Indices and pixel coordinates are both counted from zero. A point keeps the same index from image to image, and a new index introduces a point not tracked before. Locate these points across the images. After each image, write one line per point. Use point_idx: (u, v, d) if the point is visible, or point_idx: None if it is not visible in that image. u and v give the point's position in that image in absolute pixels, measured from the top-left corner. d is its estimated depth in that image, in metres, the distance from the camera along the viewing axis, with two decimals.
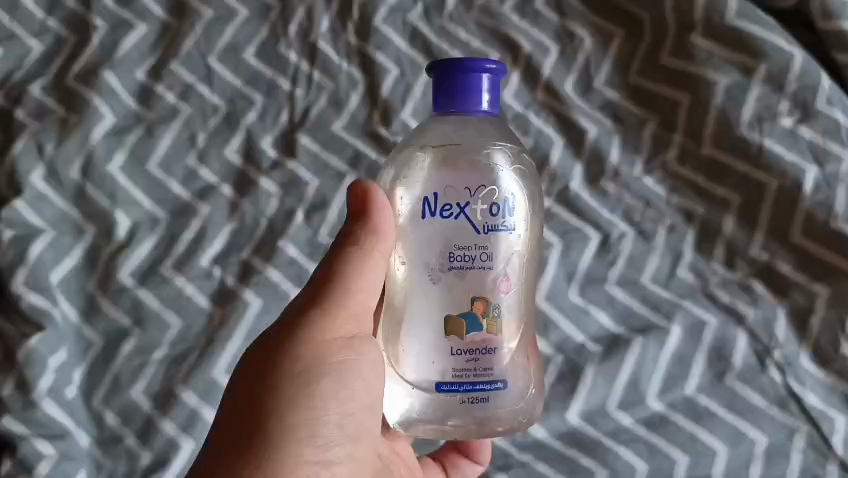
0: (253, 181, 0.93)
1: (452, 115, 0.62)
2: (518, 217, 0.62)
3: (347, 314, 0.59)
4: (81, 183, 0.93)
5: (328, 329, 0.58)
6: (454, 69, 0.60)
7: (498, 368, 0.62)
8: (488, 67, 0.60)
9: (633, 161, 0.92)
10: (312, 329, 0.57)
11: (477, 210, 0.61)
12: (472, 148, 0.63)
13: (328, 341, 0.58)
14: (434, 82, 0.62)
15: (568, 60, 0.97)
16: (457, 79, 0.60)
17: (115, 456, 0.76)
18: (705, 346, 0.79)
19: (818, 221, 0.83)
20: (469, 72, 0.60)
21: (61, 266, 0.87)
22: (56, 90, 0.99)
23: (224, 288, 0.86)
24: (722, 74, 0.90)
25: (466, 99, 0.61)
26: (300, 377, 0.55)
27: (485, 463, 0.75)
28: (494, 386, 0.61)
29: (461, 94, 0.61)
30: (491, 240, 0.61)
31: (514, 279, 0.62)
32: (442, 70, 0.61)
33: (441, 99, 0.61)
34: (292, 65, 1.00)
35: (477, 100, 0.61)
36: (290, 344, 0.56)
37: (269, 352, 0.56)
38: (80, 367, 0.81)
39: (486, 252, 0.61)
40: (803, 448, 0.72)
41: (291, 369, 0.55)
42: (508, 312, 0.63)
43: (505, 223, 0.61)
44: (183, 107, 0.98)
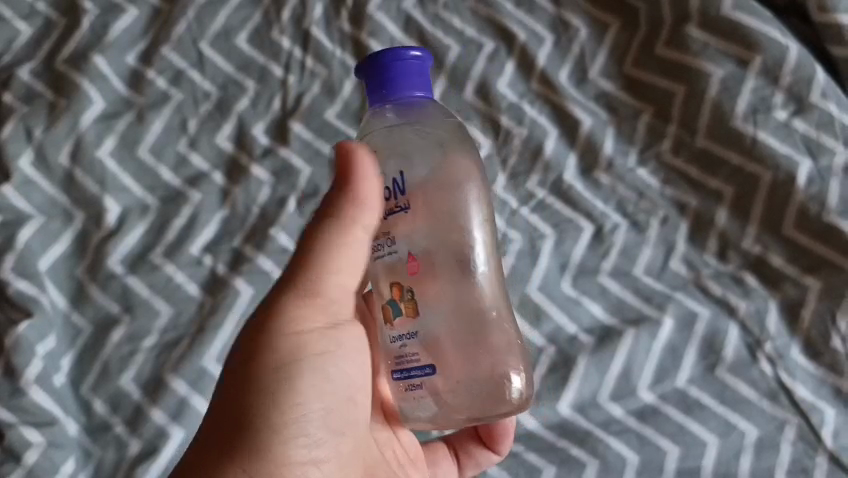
0: (244, 168, 0.92)
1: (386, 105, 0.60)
2: (415, 193, 0.60)
3: (325, 306, 0.58)
4: (70, 169, 0.92)
5: (302, 325, 0.56)
6: (379, 60, 0.59)
7: (427, 353, 0.60)
8: (413, 53, 0.60)
9: (627, 152, 0.91)
10: (285, 325, 0.56)
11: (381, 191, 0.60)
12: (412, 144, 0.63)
13: (305, 332, 0.57)
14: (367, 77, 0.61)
15: (563, 51, 0.97)
16: (389, 69, 0.59)
17: (103, 444, 0.75)
18: (697, 337, 0.79)
19: (812, 214, 0.83)
20: (404, 63, 0.60)
21: (50, 253, 0.86)
22: (45, 74, 0.98)
23: (214, 276, 0.85)
24: (717, 66, 0.91)
25: (400, 87, 0.60)
26: (277, 370, 0.55)
27: (501, 453, 0.74)
28: (424, 372, 0.60)
29: (392, 84, 0.59)
30: (393, 224, 0.60)
31: (426, 259, 0.60)
32: (364, 67, 0.60)
33: (371, 96, 0.60)
34: (285, 52, 0.99)
35: (406, 87, 0.60)
36: (266, 337, 0.55)
37: (249, 343, 0.56)
38: (69, 354, 0.81)
39: (390, 237, 0.60)
40: (792, 440, 0.72)
41: (269, 363, 0.55)
42: (429, 294, 0.60)
43: (400, 205, 0.59)
44: (174, 93, 0.97)
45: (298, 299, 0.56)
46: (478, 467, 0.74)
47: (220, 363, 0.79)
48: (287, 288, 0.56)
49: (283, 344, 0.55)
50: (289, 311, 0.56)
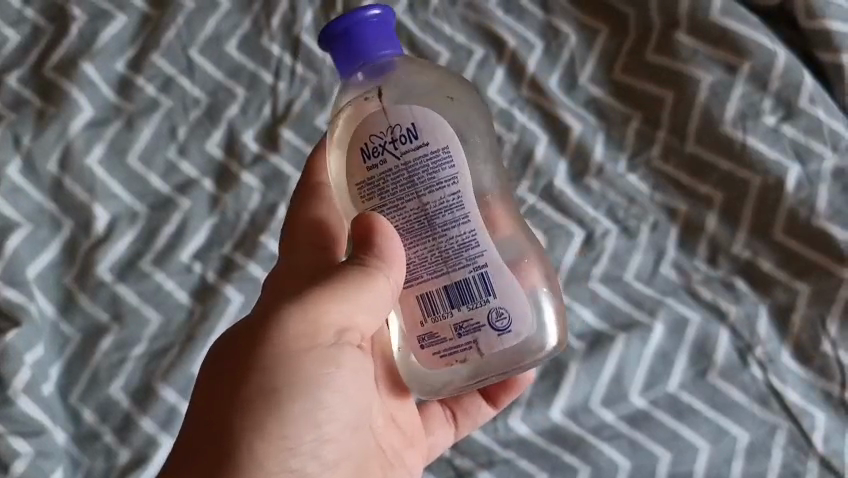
0: (235, 176, 0.92)
1: (358, 75, 0.62)
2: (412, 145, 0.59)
3: (332, 325, 0.57)
4: (59, 176, 0.91)
5: (294, 349, 0.56)
6: (344, 26, 0.60)
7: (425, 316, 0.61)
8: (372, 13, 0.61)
9: (617, 157, 0.92)
10: (271, 349, 0.55)
11: (386, 145, 0.59)
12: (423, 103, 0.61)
13: (304, 354, 0.56)
14: (331, 52, 0.62)
15: (553, 57, 0.97)
16: (351, 37, 0.61)
17: (92, 453, 0.75)
18: (688, 342, 0.79)
19: (801, 219, 0.83)
20: (358, 28, 0.60)
21: (38, 261, 0.86)
22: (33, 81, 0.98)
23: (204, 283, 0.84)
24: (706, 72, 0.91)
25: (366, 52, 0.61)
26: (272, 395, 0.55)
27: (497, 408, 0.76)
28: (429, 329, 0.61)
29: (365, 42, 0.61)
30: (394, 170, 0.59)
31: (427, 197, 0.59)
32: (333, 35, 0.61)
33: (344, 63, 0.61)
34: (275, 58, 0.99)
35: (378, 47, 0.61)
36: (262, 357, 0.55)
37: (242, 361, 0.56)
38: (57, 363, 0.80)
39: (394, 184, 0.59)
40: (783, 445, 0.73)
41: (264, 386, 0.55)
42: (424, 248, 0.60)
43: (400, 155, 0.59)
44: (164, 100, 0.97)
45: (309, 317, 0.56)
46: (474, 424, 0.76)
47: None
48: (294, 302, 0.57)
49: (263, 366, 0.55)
50: (283, 333, 0.56)
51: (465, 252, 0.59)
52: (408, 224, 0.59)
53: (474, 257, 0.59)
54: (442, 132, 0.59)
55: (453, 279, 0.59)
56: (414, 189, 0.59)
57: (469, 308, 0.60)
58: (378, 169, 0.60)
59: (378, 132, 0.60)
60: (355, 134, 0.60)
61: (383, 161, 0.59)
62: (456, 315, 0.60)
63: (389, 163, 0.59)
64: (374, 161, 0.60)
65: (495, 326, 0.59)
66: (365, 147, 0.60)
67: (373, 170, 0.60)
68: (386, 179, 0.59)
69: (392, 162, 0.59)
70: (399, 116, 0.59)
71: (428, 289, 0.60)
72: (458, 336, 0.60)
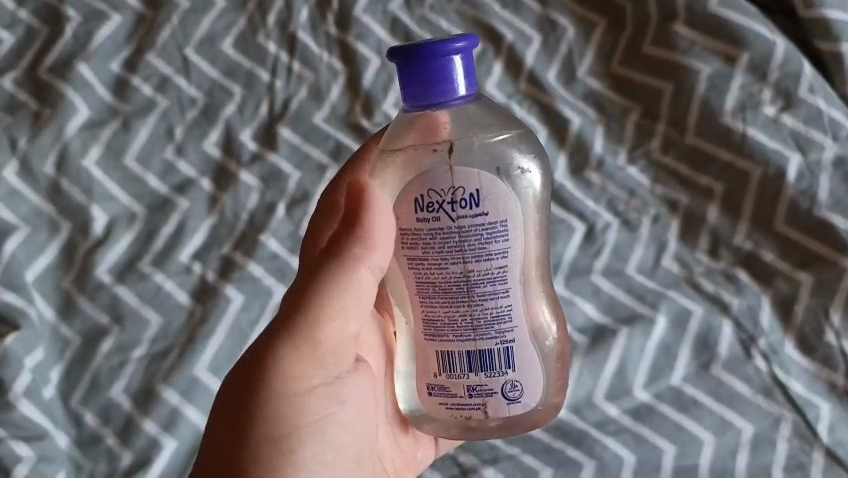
0: (233, 175, 0.91)
1: (427, 113, 0.55)
2: (465, 208, 0.54)
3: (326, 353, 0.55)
4: (56, 178, 0.90)
5: (290, 392, 0.53)
6: (424, 55, 0.53)
7: (445, 375, 0.57)
8: (458, 47, 0.54)
9: (616, 151, 0.91)
10: (270, 392, 0.53)
11: (437, 200, 0.54)
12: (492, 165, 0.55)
13: (302, 391, 0.54)
14: (401, 73, 0.54)
15: (551, 50, 0.97)
16: (430, 67, 0.54)
17: (94, 457, 0.74)
18: (691, 334, 0.79)
19: (802, 209, 0.83)
20: (440, 60, 0.54)
21: (36, 264, 0.85)
22: (28, 84, 0.97)
23: (204, 283, 0.84)
24: (704, 63, 0.91)
25: (440, 89, 0.54)
26: (280, 438, 0.53)
27: None
28: (440, 386, 0.58)
29: (438, 77, 0.54)
30: (443, 228, 0.54)
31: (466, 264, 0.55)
32: (407, 58, 0.54)
33: (411, 91, 0.55)
34: (272, 56, 0.98)
35: (452, 87, 0.54)
36: (265, 397, 0.53)
37: (244, 403, 0.53)
38: (57, 367, 0.79)
39: (433, 241, 0.55)
40: (788, 436, 0.72)
41: (271, 431, 0.53)
42: (457, 318, 0.56)
43: (448, 214, 0.54)
44: (160, 100, 0.96)
45: (300, 355, 0.54)
46: None
47: (211, 372, 0.78)
48: (288, 332, 0.53)
49: (263, 411, 0.53)
50: (276, 377, 0.53)
51: (499, 321, 0.56)
52: (445, 285, 0.55)
53: (504, 330, 0.56)
54: (504, 204, 0.54)
55: (480, 346, 0.56)
56: (459, 250, 0.54)
57: (488, 376, 0.56)
58: (427, 224, 0.55)
59: (438, 189, 0.54)
60: (411, 182, 0.55)
61: (436, 219, 0.54)
62: (471, 378, 0.56)
63: (442, 222, 0.54)
64: (426, 216, 0.55)
65: (506, 395, 0.57)
66: (419, 199, 0.55)
67: (422, 223, 0.55)
68: (433, 236, 0.55)
69: (444, 222, 0.54)
70: (464, 179, 0.54)
71: (451, 348, 0.57)
72: (468, 396, 0.57)
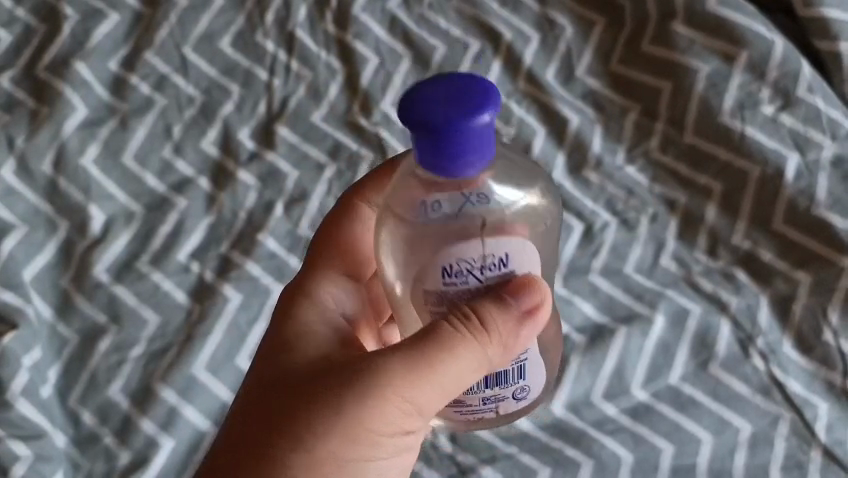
0: (231, 174, 0.91)
1: (447, 163, 0.47)
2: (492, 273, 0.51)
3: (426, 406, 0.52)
4: (53, 177, 0.90)
5: (353, 431, 0.51)
6: (442, 97, 0.47)
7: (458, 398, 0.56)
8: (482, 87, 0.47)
9: (615, 150, 0.91)
10: (325, 428, 0.51)
11: (467, 268, 0.51)
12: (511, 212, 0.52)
13: (384, 433, 0.52)
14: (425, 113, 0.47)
15: (550, 49, 0.97)
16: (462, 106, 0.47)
17: (92, 456, 0.74)
18: (689, 334, 0.79)
19: (800, 208, 0.83)
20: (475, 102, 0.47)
21: (34, 263, 0.85)
22: (26, 82, 0.97)
23: (202, 283, 0.84)
24: (703, 62, 0.91)
25: (462, 129, 0.46)
26: (337, 465, 0.51)
27: None
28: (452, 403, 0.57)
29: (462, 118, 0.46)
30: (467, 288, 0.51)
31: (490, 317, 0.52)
32: (423, 102, 0.47)
33: (426, 141, 0.47)
34: (270, 55, 0.98)
35: (477, 128, 0.47)
36: (349, 428, 0.51)
37: (322, 420, 0.51)
38: (55, 366, 0.79)
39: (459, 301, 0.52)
40: (786, 435, 0.72)
41: (336, 456, 0.51)
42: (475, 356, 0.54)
43: (475, 278, 0.51)
44: (158, 98, 0.96)
45: (403, 400, 0.51)
46: None
47: (209, 371, 0.78)
48: (408, 374, 0.51)
49: (314, 445, 0.51)
50: (369, 412, 0.51)
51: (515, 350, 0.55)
52: None
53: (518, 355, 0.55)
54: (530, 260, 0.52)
55: (495, 371, 0.54)
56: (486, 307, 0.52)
57: (501, 390, 0.56)
58: (456, 289, 0.51)
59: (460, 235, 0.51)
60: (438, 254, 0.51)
61: (465, 282, 0.51)
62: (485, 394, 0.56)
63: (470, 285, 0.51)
64: (454, 281, 0.51)
65: (515, 399, 0.57)
66: (447, 267, 0.51)
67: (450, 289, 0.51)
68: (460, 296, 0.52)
69: (471, 287, 0.51)
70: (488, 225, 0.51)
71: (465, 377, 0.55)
72: (480, 406, 0.57)
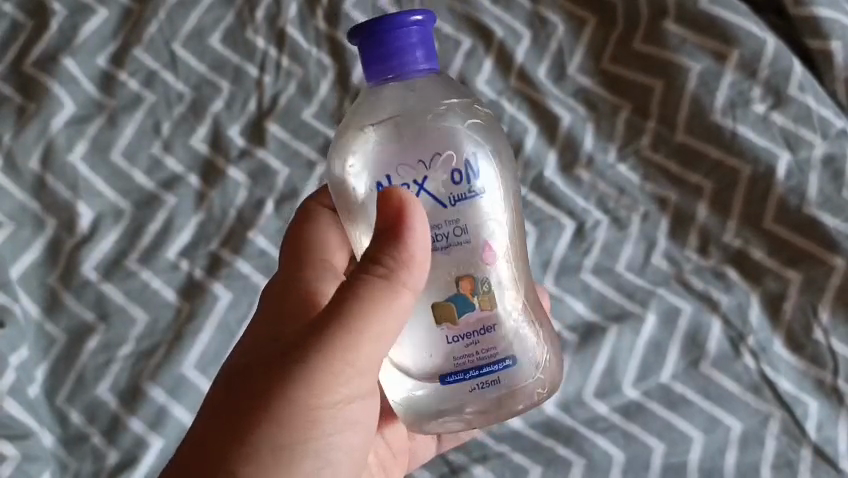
0: (221, 171, 0.90)
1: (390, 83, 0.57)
2: (469, 208, 0.57)
3: (365, 355, 0.54)
4: (41, 175, 0.89)
5: (324, 397, 0.53)
6: (379, 29, 0.55)
7: (505, 346, 0.59)
8: (414, 19, 0.56)
9: (606, 148, 0.91)
10: (301, 402, 0.52)
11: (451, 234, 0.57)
12: (405, 128, 0.57)
13: (331, 380, 0.53)
14: (362, 50, 0.57)
15: (542, 47, 0.97)
16: (387, 40, 0.55)
17: (79, 456, 0.73)
18: (680, 332, 0.79)
19: (791, 207, 0.83)
20: (396, 31, 0.55)
21: (21, 261, 0.84)
22: (14, 78, 0.96)
23: (191, 280, 0.83)
24: (694, 60, 0.91)
25: (397, 56, 0.56)
26: (299, 411, 0.52)
27: None
28: (502, 365, 0.59)
29: (392, 47, 0.56)
30: (463, 213, 0.57)
31: (490, 248, 0.59)
32: (364, 35, 0.56)
33: (375, 66, 0.56)
34: (260, 52, 0.98)
35: (413, 57, 0.56)
36: (304, 365, 0.52)
37: (281, 368, 0.52)
38: (42, 365, 0.78)
39: (459, 226, 0.57)
40: (776, 434, 0.72)
41: (293, 397, 0.52)
42: (499, 289, 0.59)
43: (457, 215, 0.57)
44: (147, 95, 0.95)
45: (341, 343, 0.52)
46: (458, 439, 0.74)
47: (200, 369, 0.77)
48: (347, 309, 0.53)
49: (298, 420, 0.52)
50: (317, 353, 0.52)
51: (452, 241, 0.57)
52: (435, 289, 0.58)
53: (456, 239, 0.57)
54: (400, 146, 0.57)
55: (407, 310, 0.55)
56: None
57: (467, 347, 0.58)
58: None
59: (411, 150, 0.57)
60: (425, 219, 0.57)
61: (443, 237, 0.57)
62: (467, 349, 0.58)
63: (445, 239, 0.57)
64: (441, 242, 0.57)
65: (477, 339, 0.59)
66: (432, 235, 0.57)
67: None
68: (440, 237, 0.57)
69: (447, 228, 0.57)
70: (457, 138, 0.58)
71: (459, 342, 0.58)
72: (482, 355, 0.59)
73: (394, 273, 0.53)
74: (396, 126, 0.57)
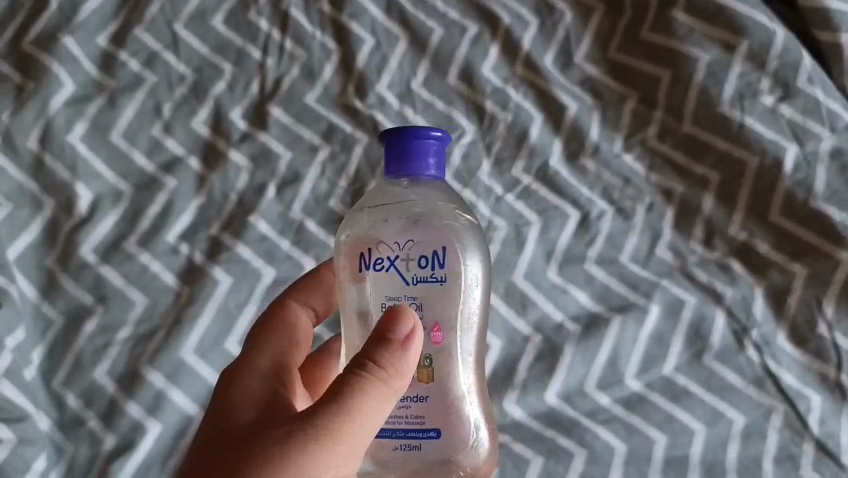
0: (222, 155, 0.89)
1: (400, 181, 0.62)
2: (425, 289, 0.60)
3: (359, 436, 0.53)
4: (39, 154, 0.88)
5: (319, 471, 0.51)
6: (404, 134, 0.60)
7: (434, 417, 0.60)
8: (435, 134, 0.60)
9: (612, 137, 0.90)
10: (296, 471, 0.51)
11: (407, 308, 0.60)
12: (394, 217, 0.62)
13: (326, 456, 0.52)
14: (386, 148, 0.61)
15: (548, 34, 0.96)
16: (405, 144, 0.60)
17: (76, 440, 0.72)
18: (684, 324, 0.78)
19: (798, 200, 0.83)
20: (418, 140, 0.60)
21: (18, 242, 0.83)
22: (12, 56, 0.95)
23: (191, 264, 0.82)
24: (703, 51, 0.90)
25: (412, 161, 0.60)
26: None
27: None
28: (427, 435, 0.60)
29: (410, 153, 0.60)
30: (421, 291, 0.60)
31: (440, 325, 0.60)
32: (390, 137, 0.60)
33: (391, 164, 0.61)
34: (263, 34, 0.96)
35: (425, 164, 0.60)
36: (303, 436, 0.52)
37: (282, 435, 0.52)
38: (39, 347, 0.77)
39: (416, 301, 0.60)
40: (779, 427, 0.71)
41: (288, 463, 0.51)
42: (441, 363, 0.61)
43: (414, 291, 0.60)
44: (148, 76, 0.94)
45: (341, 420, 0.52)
46: None
47: (199, 354, 0.76)
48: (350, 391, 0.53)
49: None
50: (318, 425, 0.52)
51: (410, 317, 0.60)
52: None
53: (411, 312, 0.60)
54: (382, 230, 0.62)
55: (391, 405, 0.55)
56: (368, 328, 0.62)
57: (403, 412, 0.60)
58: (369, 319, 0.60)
59: (391, 234, 0.61)
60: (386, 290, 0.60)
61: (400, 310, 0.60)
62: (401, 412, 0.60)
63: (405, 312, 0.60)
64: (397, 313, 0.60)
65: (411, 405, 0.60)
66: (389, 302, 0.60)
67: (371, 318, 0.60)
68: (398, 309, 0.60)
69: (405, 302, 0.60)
70: (435, 233, 0.61)
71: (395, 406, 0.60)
72: (411, 422, 0.60)
73: (388, 377, 0.54)
74: (387, 213, 0.63)
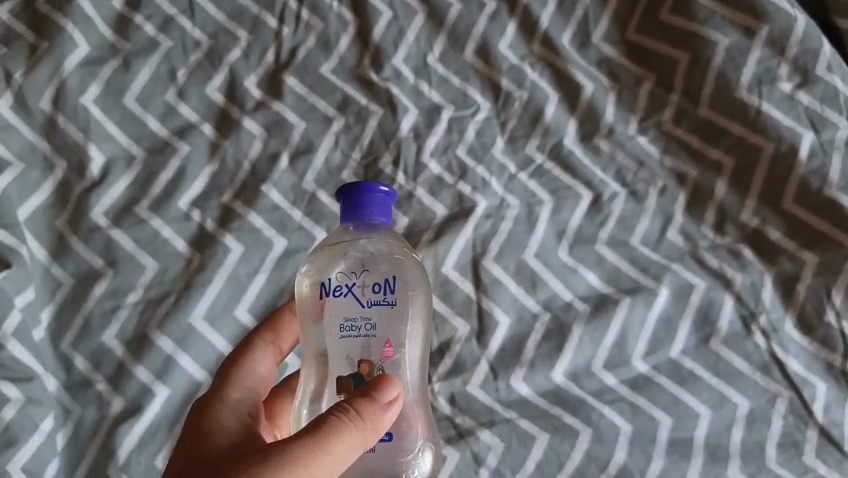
0: (235, 122, 0.89)
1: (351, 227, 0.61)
2: (378, 312, 0.59)
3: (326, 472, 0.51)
4: (52, 115, 0.87)
5: None
6: (353, 187, 0.60)
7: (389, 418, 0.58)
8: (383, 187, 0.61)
9: (628, 119, 0.90)
10: None
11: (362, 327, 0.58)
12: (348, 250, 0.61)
13: None
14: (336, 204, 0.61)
15: (567, 12, 0.95)
16: (354, 196, 0.60)
17: (83, 402, 0.72)
18: (693, 308, 0.78)
19: (812, 188, 0.82)
20: (367, 191, 0.60)
21: (29, 202, 0.82)
22: (25, 14, 0.94)
23: (202, 231, 0.82)
24: (722, 35, 0.90)
25: (361, 211, 0.60)
26: None
27: None
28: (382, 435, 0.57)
29: (359, 203, 0.60)
30: (375, 314, 0.59)
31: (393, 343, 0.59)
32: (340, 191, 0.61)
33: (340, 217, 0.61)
34: (280, 2, 0.96)
35: (374, 213, 0.60)
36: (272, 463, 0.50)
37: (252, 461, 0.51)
38: (48, 308, 0.77)
39: (371, 322, 0.59)
40: (784, 413, 0.72)
41: None
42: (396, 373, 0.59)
43: (368, 314, 0.59)
44: (163, 40, 0.93)
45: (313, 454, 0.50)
46: None
47: (208, 321, 0.76)
48: (326, 427, 0.51)
49: None
50: (287, 455, 0.50)
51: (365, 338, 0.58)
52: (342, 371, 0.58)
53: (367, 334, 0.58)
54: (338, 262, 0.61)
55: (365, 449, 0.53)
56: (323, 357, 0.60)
57: None
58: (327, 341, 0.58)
59: (346, 266, 0.61)
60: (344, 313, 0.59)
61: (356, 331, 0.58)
62: None
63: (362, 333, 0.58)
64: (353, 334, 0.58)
65: None
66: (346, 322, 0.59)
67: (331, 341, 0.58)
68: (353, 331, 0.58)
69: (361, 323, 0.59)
70: (390, 262, 0.61)
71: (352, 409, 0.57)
72: None
73: (366, 426, 0.53)
74: (342, 247, 0.62)
